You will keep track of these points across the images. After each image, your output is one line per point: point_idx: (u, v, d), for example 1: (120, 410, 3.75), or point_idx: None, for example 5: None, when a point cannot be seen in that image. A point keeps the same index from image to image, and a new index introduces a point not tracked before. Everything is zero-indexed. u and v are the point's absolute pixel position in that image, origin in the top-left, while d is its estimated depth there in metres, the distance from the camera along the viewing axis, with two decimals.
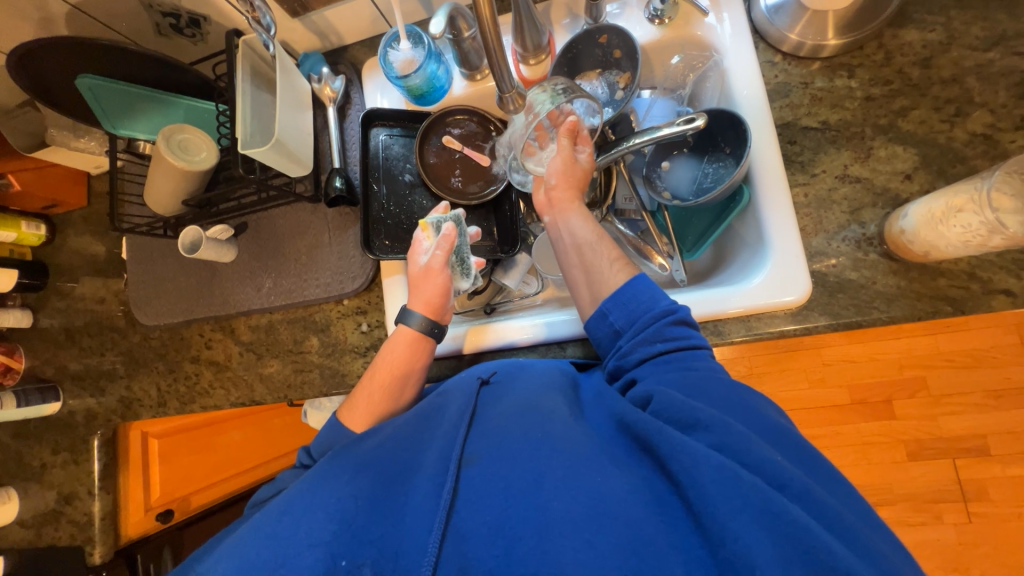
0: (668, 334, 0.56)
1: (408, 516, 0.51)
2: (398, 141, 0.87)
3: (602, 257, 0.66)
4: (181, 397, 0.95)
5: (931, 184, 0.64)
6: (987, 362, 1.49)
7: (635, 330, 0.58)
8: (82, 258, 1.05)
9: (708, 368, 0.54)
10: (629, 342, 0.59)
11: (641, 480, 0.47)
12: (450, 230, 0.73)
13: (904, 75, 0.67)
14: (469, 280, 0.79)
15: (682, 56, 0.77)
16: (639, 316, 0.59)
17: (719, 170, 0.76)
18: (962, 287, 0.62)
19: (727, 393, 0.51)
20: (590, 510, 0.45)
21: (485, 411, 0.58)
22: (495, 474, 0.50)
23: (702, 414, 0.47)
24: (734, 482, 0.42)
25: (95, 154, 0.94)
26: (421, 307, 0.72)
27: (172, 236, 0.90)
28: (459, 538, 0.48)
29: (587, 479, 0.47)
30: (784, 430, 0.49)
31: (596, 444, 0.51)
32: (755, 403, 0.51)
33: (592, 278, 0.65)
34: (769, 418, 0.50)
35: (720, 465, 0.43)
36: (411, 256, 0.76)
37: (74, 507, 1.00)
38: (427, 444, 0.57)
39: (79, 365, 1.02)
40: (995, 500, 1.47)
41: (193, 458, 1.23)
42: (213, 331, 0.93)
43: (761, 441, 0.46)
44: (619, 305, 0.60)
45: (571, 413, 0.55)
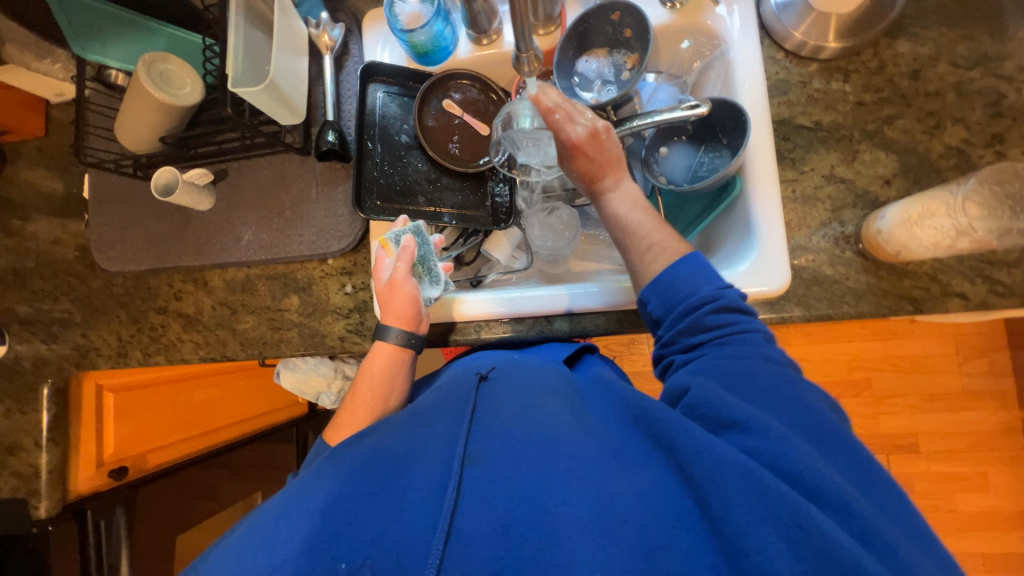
0: (710, 323, 0.57)
1: (407, 510, 0.48)
2: (395, 100, 0.83)
3: (642, 244, 0.66)
4: (145, 349, 0.90)
5: (906, 190, 0.68)
6: (925, 368, 1.62)
7: (674, 318, 0.60)
8: (35, 194, 0.97)
9: (748, 359, 0.53)
10: (669, 331, 0.61)
11: (654, 483, 0.48)
12: (410, 240, 0.72)
13: (894, 84, 0.70)
14: (437, 286, 0.77)
15: (690, 42, 0.77)
16: (680, 300, 0.60)
17: (714, 160, 0.77)
18: (923, 288, 0.67)
19: (778, 390, 0.51)
20: (601, 514, 0.46)
21: (486, 408, 0.58)
22: (497, 476, 0.49)
23: (741, 416, 0.48)
24: (760, 490, 0.43)
25: (58, 79, 0.87)
26: (395, 322, 0.72)
27: (143, 177, 0.84)
28: (461, 539, 0.46)
29: (603, 485, 0.47)
30: (823, 421, 0.49)
31: (604, 445, 0.51)
32: (799, 388, 0.51)
33: (631, 267, 0.68)
34: (824, 417, 0.49)
35: (748, 472, 0.44)
36: (375, 274, 0.75)
37: (17, 458, 0.94)
38: (429, 432, 0.56)
39: (28, 308, 0.95)
40: (918, 492, 1.62)
41: (152, 414, 1.15)
42: (183, 282, 0.89)
43: (804, 445, 0.46)
44: (658, 294, 0.62)
45: (573, 417, 0.56)
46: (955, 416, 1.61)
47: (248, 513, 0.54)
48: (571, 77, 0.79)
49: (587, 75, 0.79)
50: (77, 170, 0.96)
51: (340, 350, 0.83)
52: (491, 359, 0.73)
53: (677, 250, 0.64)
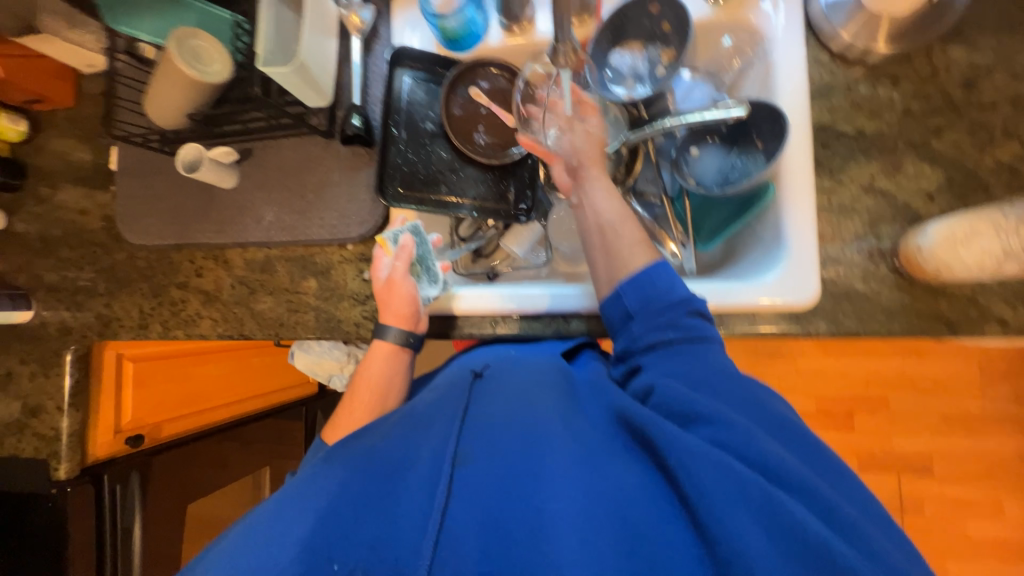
0: (682, 322, 0.56)
1: (402, 511, 0.49)
2: (422, 86, 0.82)
3: (620, 240, 0.63)
4: (165, 322, 0.91)
5: (950, 207, 0.65)
6: (946, 389, 1.58)
7: (649, 315, 0.58)
8: (65, 164, 0.99)
9: (715, 361, 0.54)
10: (640, 328, 0.58)
11: (634, 475, 0.48)
12: (409, 240, 0.75)
13: (946, 94, 0.67)
14: (435, 287, 0.78)
15: (732, 39, 0.74)
16: (658, 299, 0.58)
17: (747, 164, 0.73)
18: (960, 310, 0.64)
19: (737, 386, 0.52)
20: (588, 508, 0.46)
21: (477, 407, 0.58)
22: (489, 476, 0.49)
23: (703, 409, 0.49)
24: (730, 477, 0.43)
25: (91, 50, 0.88)
26: (394, 321, 0.74)
27: (169, 152, 0.85)
28: (452, 539, 0.46)
29: (581, 479, 0.48)
30: (777, 416, 0.51)
31: (586, 441, 0.52)
32: (757, 389, 0.53)
33: (611, 260, 0.63)
34: (775, 410, 0.51)
35: (720, 461, 0.44)
36: (373, 274, 0.77)
37: (41, 421, 0.96)
38: (424, 435, 0.56)
39: (55, 276, 0.97)
40: (928, 514, 1.58)
41: (167, 386, 1.18)
42: (204, 259, 0.90)
43: (762, 434, 0.47)
44: (635, 288, 0.59)
45: (561, 413, 0.56)
46: (973, 438, 1.57)
47: (241, 518, 0.55)
48: (603, 69, 0.76)
49: (621, 68, 0.76)
50: (105, 141, 0.97)
51: (355, 336, 0.83)
52: (490, 355, 0.73)
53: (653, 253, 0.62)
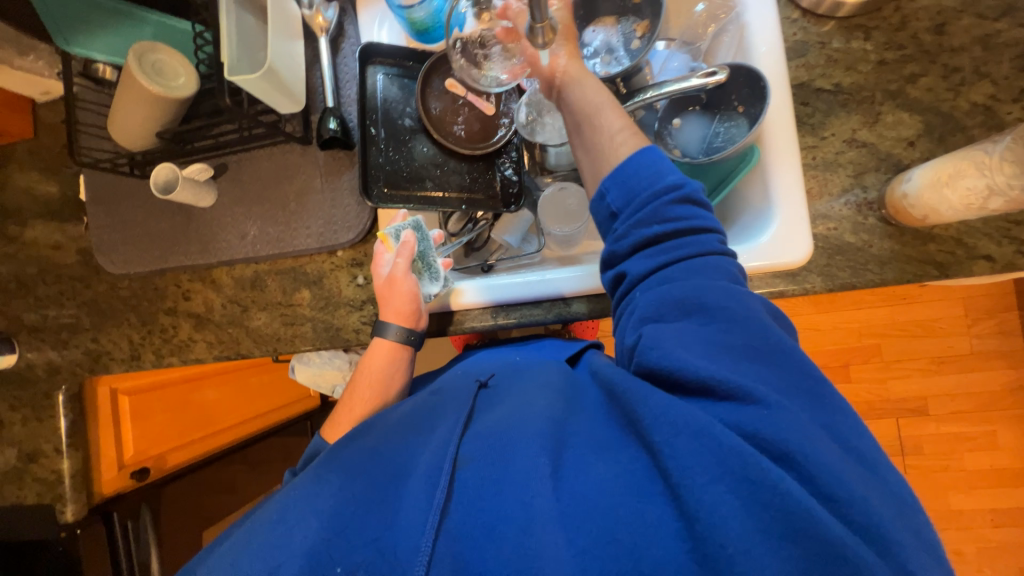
0: (671, 216, 0.53)
1: (401, 515, 0.50)
2: (396, 82, 0.80)
3: (602, 128, 0.60)
4: (157, 351, 0.89)
5: (931, 152, 0.66)
6: (935, 332, 1.62)
7: (633, 209, 0.55)
8: (30, 198, 0.95)
9: (708, 283, 0.51)
10: (623, 225, 0.56)
11: (628, 464, 0.47)
12: (411, 237, 0.74)
13: (917, 40, 0.67)
14: (436, 284, 0.77)
15: (706, 5, 0.74)
16: (638, 190, 0.55)
17: (730, 130, 0.74)
18: (949, 252, 0.66)
19: (734, 311, 0.49)
20: (579, 499, 0.46)
21: (481, 411, 0.59)
22: (483, 477, 0.50)
23: (694, 364, 0.47)
24: (714, 449, 0.42)
25: (45, 77, 0.84)
26: (394, 318, 0.74)
27: (139, 175, 0.82)
28: (449, 537, 0.47)
29: (575, 473, 0.48)
30: (796, 372, 0.47)
31: (589, 437, 0.51)
32: (764, 322, 0.49)
33: (592, 152, 0.61)
34: (783, 351, 0.48)
35: (700, 432, 0.44)
36: (375, 268, 0.77)
37: (39, 465, 0.93)
38: (425, 442, 0.56)
39: (35, 315, 0.94)
40: (928, 454, 1.64)
41: (167, 415, 1.16)
42: (191, 281, 0.88)
43: (760, 390, 0.45)
44: (618, 183, 0.56)
45: (564, 411, 0.55)
46: (964, 377, 1.62)
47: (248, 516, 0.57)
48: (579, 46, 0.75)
49: (596, 45, 0.75)
50: (70, 170, 0.93)
51: (357, 342, 0.82)
52: (495, 365, 0.73)
53: (638, 137, 0.59)
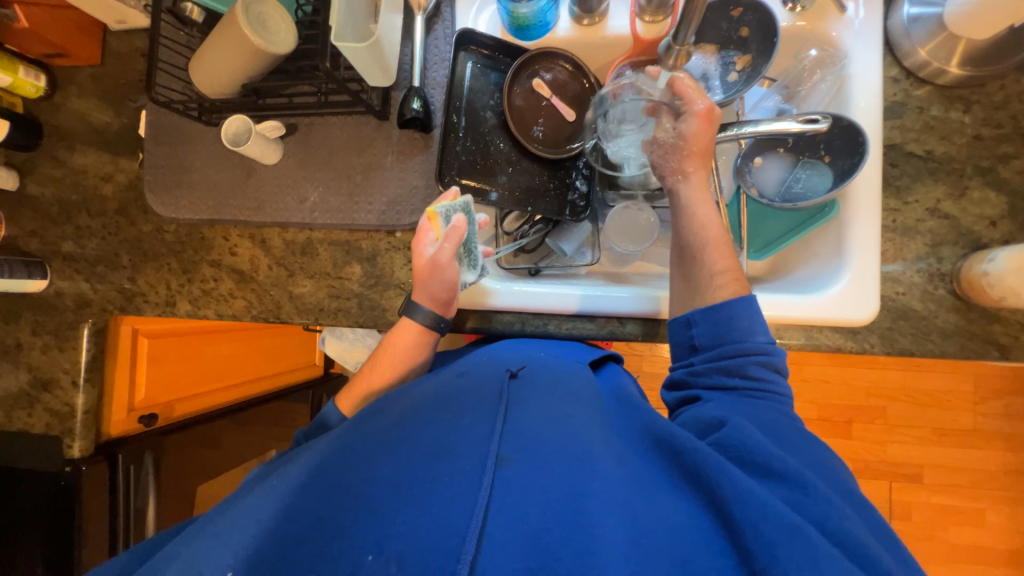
0: (752, 371, 0.57)
1: (439, 501, 0.47)
2: (485, 73, 0.80)
3: (705, 265, 0.64)
4: (194, 301, 0.87)
5: (1011, 235, 0.67)
6: (941, 403, 1.64)
7: (715, 353, 0.59)
8: (86, 125, 0.93)
9: (775, 414, 0.54)
10: (703, 363, 0.60)
11: (690, 518, 0.46)
12: (461, 223, 0.68)
13: (1016, 122, 0.68)
14: (475, 272, 0.76)
15: (817, 51, 0.72)
16: (728, 338, 0.59)
17: (812, 177, 0.74)
18: (1013, 335, 0.66)
19: (807, 446, 0.52)
20: (639, 541, 0.44)
21: (517, 409, 0.56)
22: (532, 485, 0.48)
23: (781, 466, 0.47)
24: (807, 545, 0.41)
25: (127, 6, 0.82)
26: (428, 303, 0.71)
27: (207, 121, 0.83)
28: (492, 544, 0.44)
29: (633, 510, 0.47)
30: (848, 488, 0.50)
31: (637, 474, 0.51)
32: (828, 456, 0.52)
33: (689, 284, 0.65)
34: (846, 482, 0.50)
35: (795, 527, 0.42)
36: (416, 248, 0.71)
37: (53, 396, 0.91)
38: (458, 428, 0.54)
39: (72, 245, 0.92)
40: (916, 521, 1.65)
41: (181, 363, 1.15)
42: (239, 236, 0.86)
43: (843, 508, 0.45)
44: (707, 321, 0.61)
45: (606, 436, 0.55)
46: (963, 452, 1.63)
47: (266, 481, 0.56)
48: None
49: (692, 71, 0.75)
50: (132, 104, 0.91)
51: None
52: (522, 355, 0.70)
53: (740, 284, 0.61)
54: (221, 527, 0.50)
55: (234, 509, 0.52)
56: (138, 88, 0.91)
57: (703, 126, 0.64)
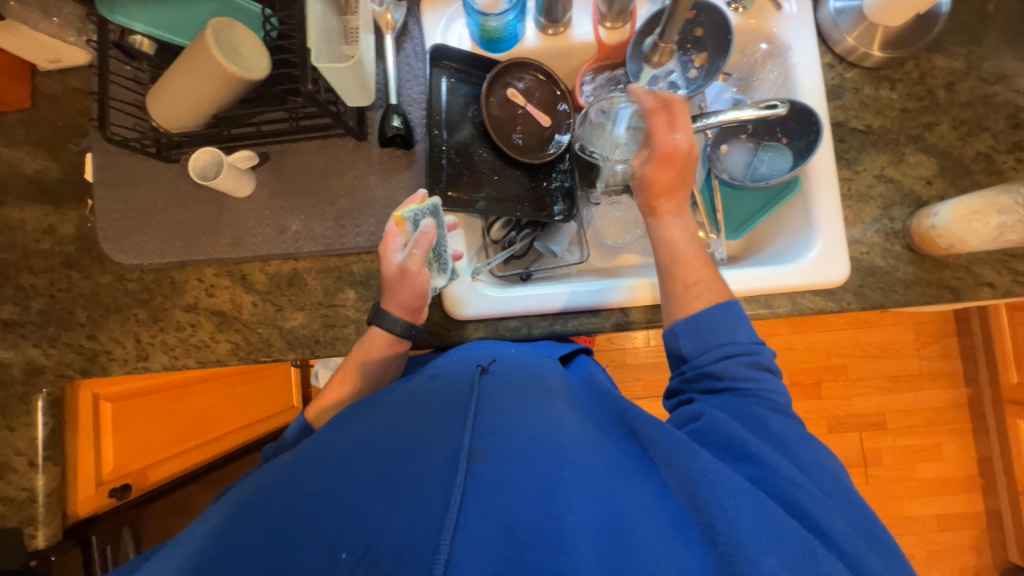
0: (740, 372, 0.61)
1: (412, 500, 0.47)
2: (460, 88, 0.81)
3: (681, 279, 0.68)
4: (171, 351, 0.80)
5: (945, 191, 0.76)
6: (891, 353, 1.81)
7: (702, 360, 0.63)
8: (18, 175, 0.84)
9: (746, 402, 0.59)
10: (694, 370, 0.64)
11: (657, 497, 0.50)
12: (428, 228, 0.66)
13: (933, 94, 0.78)
14: (445, 276, 0.74)
15: (768, 44, 0.79)
16: (710, 344, 0.64)
17: (773, 158, 0.81)
18: (960, 278, 0.75)
19: (782, 433, 0.57)
20: (611, 522, 0.46)
21: (489, 403, 0.57)
22: (504, 473, 0.49)
23: (752, 447, 0.53)
24: (768, 517, 0.47)
25: (64, 43, 0.76)
26: (398, 310, 0.70)
27: (167, 159, 0.79)
28: (466, 537, 0.45)
29: (607, 492, 0.49)
30: (823, 469, 0.55)
31: (609, 455, 0.53)
32: (806, 440, 0.57)
33: (670, 296, 0.69)
34: (818, 463, 0.55)
35: (760, 503, 0.48)
36: (385, 254, 0.70)
37: (7, 482, 0.80)
38: (430, 427, 0.54)
39: (15, 308, 0.82)
40: (887, 465, 1.80)
41: (150, 425, 1.04)
42: (216, 276, 0.81)
43: (804, 485, 0.51)
44: (692, 331, 0.65)
45: (577, 420, 0.58)
46: (916, 395, 1.81)
47: (238, 495, 0.56)
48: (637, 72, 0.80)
49: None
50: (73, 148, 0.84)
51: None
52: (491, 350, 0.71)
53: (717, 293, 0.66)
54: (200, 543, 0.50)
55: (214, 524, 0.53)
56: (79, 130, 0.84)
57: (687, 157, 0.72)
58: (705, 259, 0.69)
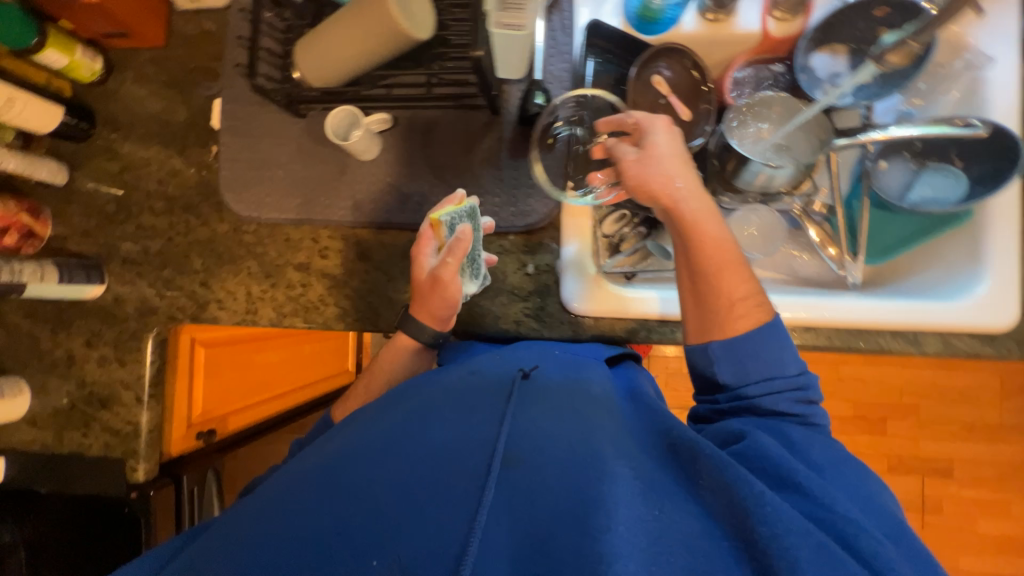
0: (786, 407, 0.56)
1: (444, 504, 0.46)
2: (605, 69, 0.77)
3: (721, 284, 0.58)
4: (279, 308, 0.80)
5: None
6: (969, 399, 1.69)
7: (743, 390, 0.57)
8: (147, 114, 0.85)
9: (776, 424, 0.55)
10: (729, 402, 0.58)
11: (697, 520, 0.46)
12: (467, 234, 0.63)
13: None
14: (477, 282, 0.71)
15: (970, 55, 0.70)
16: (754, 371, 0.57)
17: (942, 181, 0.73)
18: None
19: (842, 466, 0.51)
20: (647, 549, 0.43)
21: (524, 406, 0.55)
22: (537, 485, 0.48)
23: (804, 478, 0.48)
24: (834, 562, 0.41)
25: None
26: (425, 317, 0.68)
27: (294, 112, 0.77)
28: (492, 550, 0.44)
29: (639, 511, 0.46)
30: (886, 508, 0.49)
31: (646, 471, 0.50)
32: (867, 479, 0.51)
33: (705, 307, 0.59)
34: (880, 501, 0.49)
35: (820, 543, 0.42)
36: (417, 259, 0.68)
37: (113, 414, 0.83)
38: (461, 424, 0.53)
39: (134, 246, 0.84)
40: (946, 514, 1.71)
41: (233, 374, 1.05)
42: (331, 238, 0.80)
43: (872, 527, 0.44)
44: (730, 355, 0.57)
45: (614, 429, 0.54)
46: (990, 446, 1.70)
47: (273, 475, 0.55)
48: (802, 70, 0.74)
49: (820, 72, 0.74)
50: (202, 92, 0.84)
51: (513, 335, 0.77)
52: (535, 354, 0.66)
53: (763, 311, 0.58)
54: (240, 518, 0.49)
55: (252, 497, 0.53)
56: (210, 75, 0.83)
57: (669, 133, 0.64)
58: (741, 263, 0.59)
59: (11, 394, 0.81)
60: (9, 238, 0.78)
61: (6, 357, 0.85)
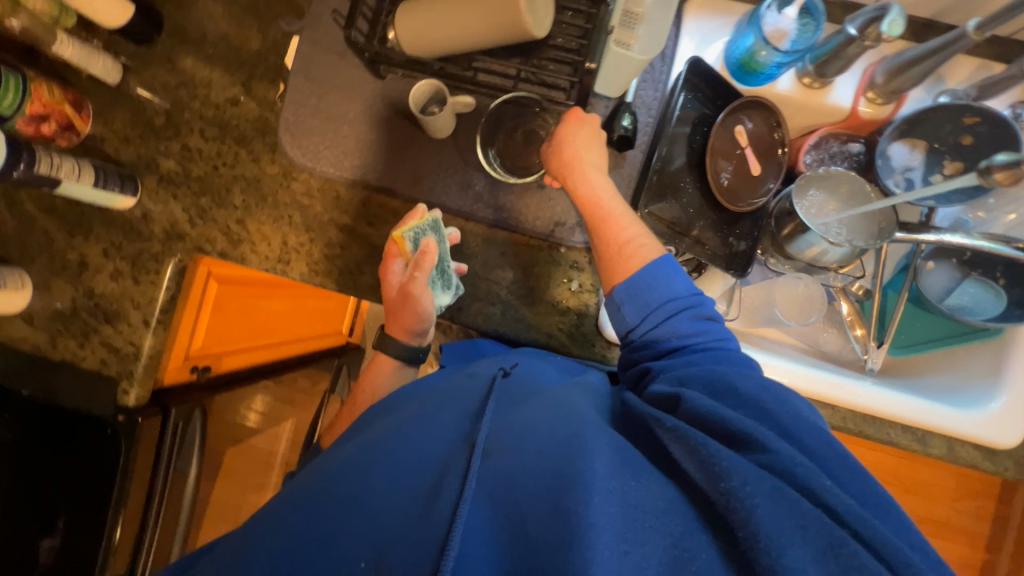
0: (685, 328, 0.59)
1: (432, 502, 0.44)
2: (693, 106, 0.76)
3: (620, 233, 0.64)
4: (314, 265, 0.78)
5: None
6: None
7: (650, 325, 0.61)
8: (217, 34, 0.81)
9: (692, 359, 0.56)
10: (643, 337, 0.61)
11: (665, 487, 0.43)
12: (429, 247, 0.65)
13: None
14: (450, 292, 0.72)
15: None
16: (654, 308, 0.61)
17: (980, 294, 0.75)
18: None
19: (772, 391, 0.49)
20: (624, 516, 0.40)
21: (502, 406, 0.56)
22: (513, 468, 0.46)
23: (745, 427, 0.45)
24: (793, 507, 0.38)
25: None
26: (399, 329, 0.73)
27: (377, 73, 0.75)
28: (471, 543, 0.42)
29: (606, 475, 0.43)
30: (826, 435, 0.46)
31: (614, 441, 0.47)
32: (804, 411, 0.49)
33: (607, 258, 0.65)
34: (809, 418, 0.48)
35: (777, 489, 0.39)
36: (386, 276, 0.71)
37: (116, 330, 0.80)
38: (441, 429, 0.53)
39: (175, 166, 0.80)
40: None
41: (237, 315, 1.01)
42: (381, 208, 0.78)
43: (810, 462, 0.42)
44: (631, 298, 0.62)
45: (592, 412, 0.53)
46: None
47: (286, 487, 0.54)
48: (880, 156, 0.74)
49: (895, 162, 0.75)
50: (281, 26, 0.80)
51: (542, 345, 0.77)
52: (523, 359, 0.69)
53: (652, 249, 0.64)
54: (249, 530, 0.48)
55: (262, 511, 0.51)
56: (294, 11, 0.80)
57: (575, 122, 0.69)
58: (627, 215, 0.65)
59: (13, 287, 0.77)
60: (47, 126, 0.73)
61: (13, 248, 0.81)
